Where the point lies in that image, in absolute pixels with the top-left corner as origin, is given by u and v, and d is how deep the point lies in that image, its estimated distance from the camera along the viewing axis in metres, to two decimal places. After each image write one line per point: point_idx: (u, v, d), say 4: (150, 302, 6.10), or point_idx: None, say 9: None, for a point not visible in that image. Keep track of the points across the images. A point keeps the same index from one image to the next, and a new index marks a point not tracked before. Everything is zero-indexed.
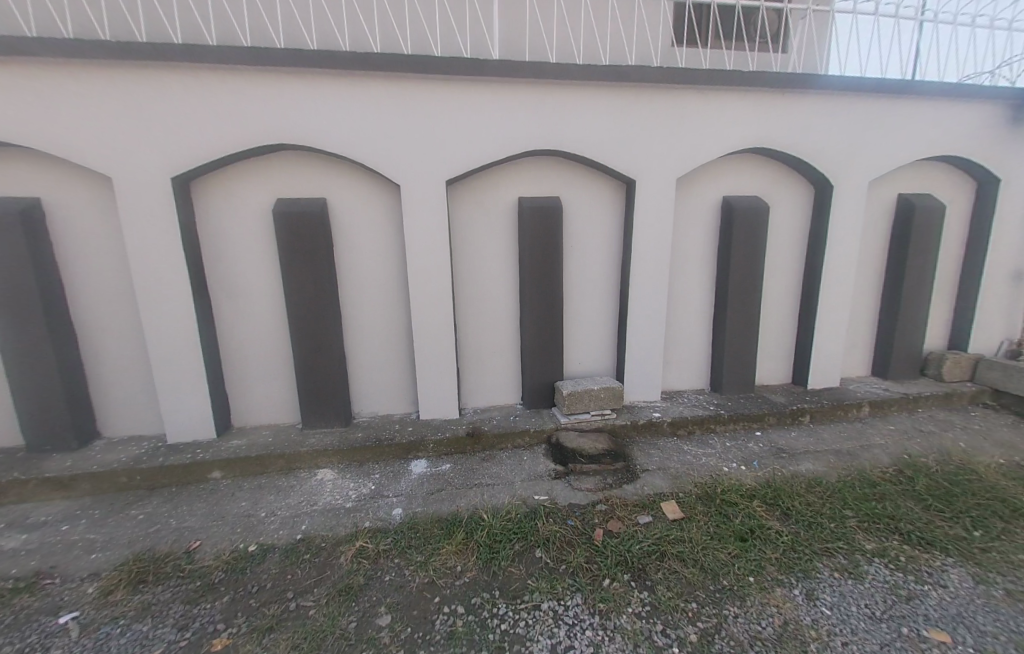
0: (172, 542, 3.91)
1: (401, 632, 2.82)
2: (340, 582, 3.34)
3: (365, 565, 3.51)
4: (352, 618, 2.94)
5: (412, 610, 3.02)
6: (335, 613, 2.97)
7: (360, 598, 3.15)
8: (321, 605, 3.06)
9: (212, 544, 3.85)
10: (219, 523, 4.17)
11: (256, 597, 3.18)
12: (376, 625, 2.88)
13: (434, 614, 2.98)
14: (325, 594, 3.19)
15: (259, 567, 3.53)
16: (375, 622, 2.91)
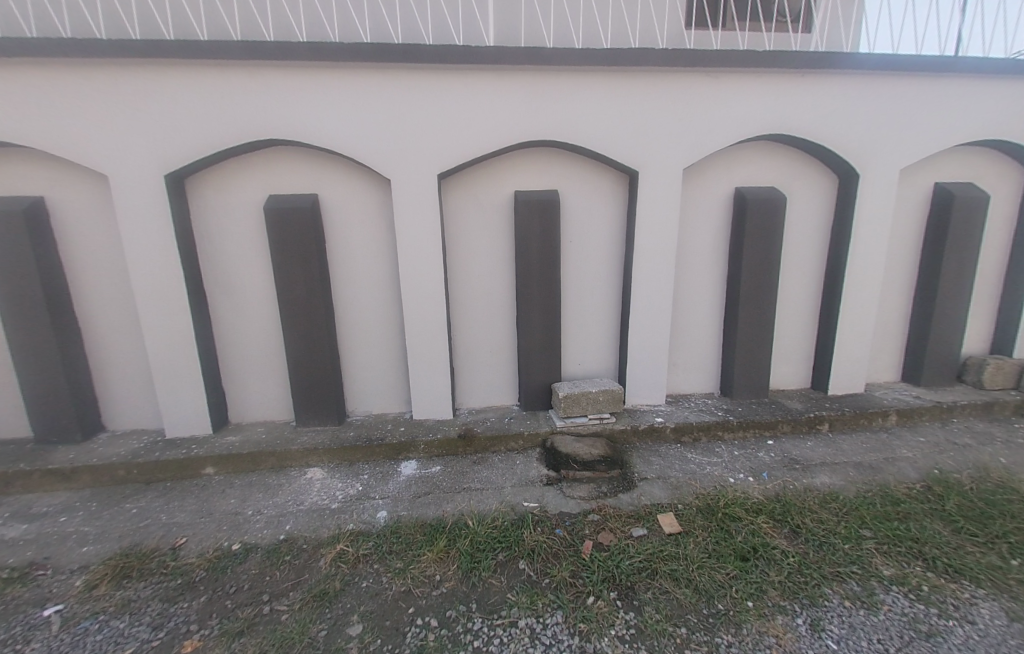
0: (161, 536, 2.22)
1: (622, 626, 1.52)
2: (469, 561, 1.92)
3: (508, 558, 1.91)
4: (522, 612, 1.63)
5: (626, 599, 1.65)
6: (489, 602, 1.68)
7: (524, 567, 1.86)
8: (455, 592, 1.75)
9: (213, 540, 2.17)
10: (208, 519, 2.33)
11: (347, 587, 1.81)
12: (564, 625, 1.54)
13: (674, 602, 1.61)
14: (453, 577, 1.83)
15: (316, 567, 1.95)
16: (559, 616, 1.59)
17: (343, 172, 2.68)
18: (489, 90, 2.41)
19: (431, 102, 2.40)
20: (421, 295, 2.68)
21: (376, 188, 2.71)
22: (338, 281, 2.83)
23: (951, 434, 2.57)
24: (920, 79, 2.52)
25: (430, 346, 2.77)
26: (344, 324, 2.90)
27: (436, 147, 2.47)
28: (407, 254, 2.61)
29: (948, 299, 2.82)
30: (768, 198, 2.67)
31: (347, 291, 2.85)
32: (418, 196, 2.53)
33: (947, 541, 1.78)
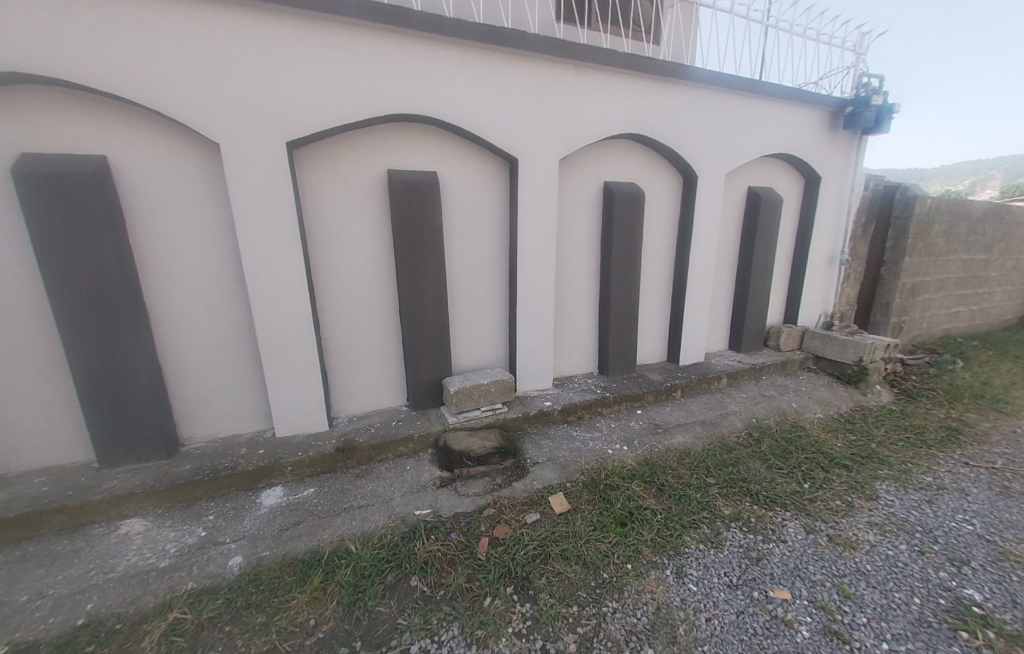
0: None
1: (524, 616, 1.52)
2: (357, 583, 1.70)
3: (399, 574, 1.75)
4: (416, 624, 1.51)
5: (526, 585, 1.65)
6: (380, 628, 1.51)
7: (419, 580, 1.72)
8: (339, 628, 1.52)
9: None
10: None
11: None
12: (465, 626, 1.49)
13: (569, 574, 1.68)
14: (338, 610, 1.59)
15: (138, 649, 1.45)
16: (456, 621, 1.52)
17: (148, 127, 2.01)
18: (349, 48, 2.07)
19: (272, 50, 1.96)
20: (277, 288, 2.22)
21: (203, 154, 2.12)
22: (151, 274, 2.15)
23: (762, 389, 3.25)
24: (736, 99, 3.04)
25: (293, 350, 2.33)
26: (165, 331, 2.25)
27: (285, 107, 2.03)
28: (255, 236, 2.12)
29: (758, 282, 3.54)
30: (631, 193, 2.93)
31: (168, 287, 2.20)
32: (263, 164, 2.06)
33: (762, 475, 2.24)
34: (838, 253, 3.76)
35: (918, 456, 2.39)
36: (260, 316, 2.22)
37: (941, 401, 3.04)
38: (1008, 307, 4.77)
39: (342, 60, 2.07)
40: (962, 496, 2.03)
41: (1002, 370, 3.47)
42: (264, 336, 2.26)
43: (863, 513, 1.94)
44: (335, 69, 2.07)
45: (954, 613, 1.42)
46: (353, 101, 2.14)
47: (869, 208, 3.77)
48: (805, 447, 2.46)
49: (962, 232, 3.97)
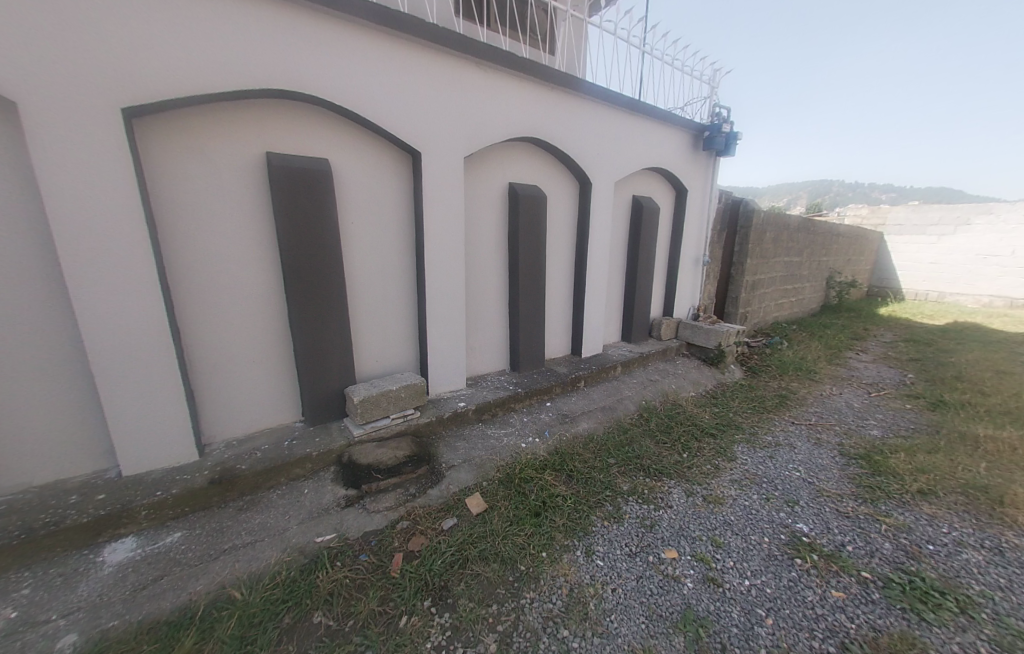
0: None
1: (443, 628, 1.47)
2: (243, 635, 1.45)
3: (297, 613, 1.54)
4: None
5: (444, 595, 1.60)
6: None
7: (321, 616, 1.53)
8: None
9: None
10: None
11: None
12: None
13: (488, 574, 1.69)
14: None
15: None
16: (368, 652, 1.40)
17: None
18: (208, 2, 1.74)
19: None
20: (110, 292, 1.75)
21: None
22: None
23: (650, 374, 3.69)
24: (621, 115, 3.38)
25: (146, 366, 1.88)
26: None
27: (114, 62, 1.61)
28: (75, 222, 1.64)
29: (643, 280, 4.01)
30: (534, 195, 3.04)
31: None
32: (84, 129, 1.60)
33: (653, 451, 2.55)
34: (702, 257, 4.42)
35: (761, 420, 2.98)
36: (88, 326, 1.73)
37: (773, 374, 3.85)
38: (812, 297, 6.25)
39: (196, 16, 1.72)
40: (790, 448, 2.60)
41: (809, 346, 4.53)
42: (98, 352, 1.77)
43: (727, 472, 2.35)
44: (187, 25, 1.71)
45: (788, 543, 1.80)
46: (216, 67, 1.80)
47: (722, 218, 4.55)
48: (683, 422, 2.89)
49: (783, 240, 5.06)
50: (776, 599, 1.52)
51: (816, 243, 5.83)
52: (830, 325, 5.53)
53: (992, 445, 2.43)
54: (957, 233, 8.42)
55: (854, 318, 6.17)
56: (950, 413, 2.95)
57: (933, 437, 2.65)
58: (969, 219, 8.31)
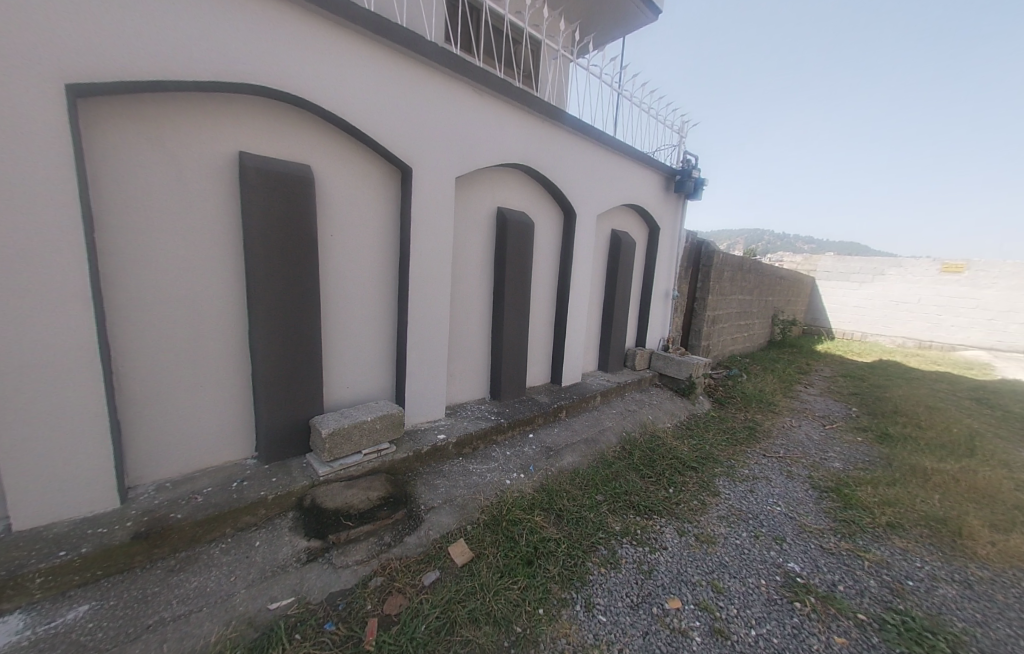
0: None
1: None
2: None
3: None
4: None
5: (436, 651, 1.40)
6: None
7: None
8: None
9: None
10: None
11: None
12: None
13: (482, 633, 1.48)
14: None
15: None
16: None
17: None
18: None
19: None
20: (65, 313, 1.46)
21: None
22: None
23: (628, 403, 3.69)
24: (605, 149, 3.43)
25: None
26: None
27: (15, 19, 1.27)
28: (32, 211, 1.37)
29: (623, 310, 4.05)
30: (521, 221, 2.95)
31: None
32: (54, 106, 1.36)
33: (640, 486, 2.49)
34: (670, 290, 4.58)
35: (736, 452, 3.07)
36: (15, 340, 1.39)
37: (740, 406, 4.01)
38: (761, 333, 6.80)
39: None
40: (766, 482, 2.68)
41: (765, 379, 4.85)
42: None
43: (714, 509, 2.34)
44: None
45: (785, 584, 1.79)
46: (157, 39, 1.50)
47: (687, 255, 4.81)
48: (665, 455, 2.87)
49: (738, 280, 5.50)
50: (784, 649, 1.48)
51: (764, 284, 6.42)
52: (777, 359, 6.02)
53: (937, 475, 2.68)
54: (872, 280, 9.73)
55: (795, 352, 6.82)
56: (893, 444, 3.25)
57: (885, 468, 2.87)
58: (879, 270, 9.69)
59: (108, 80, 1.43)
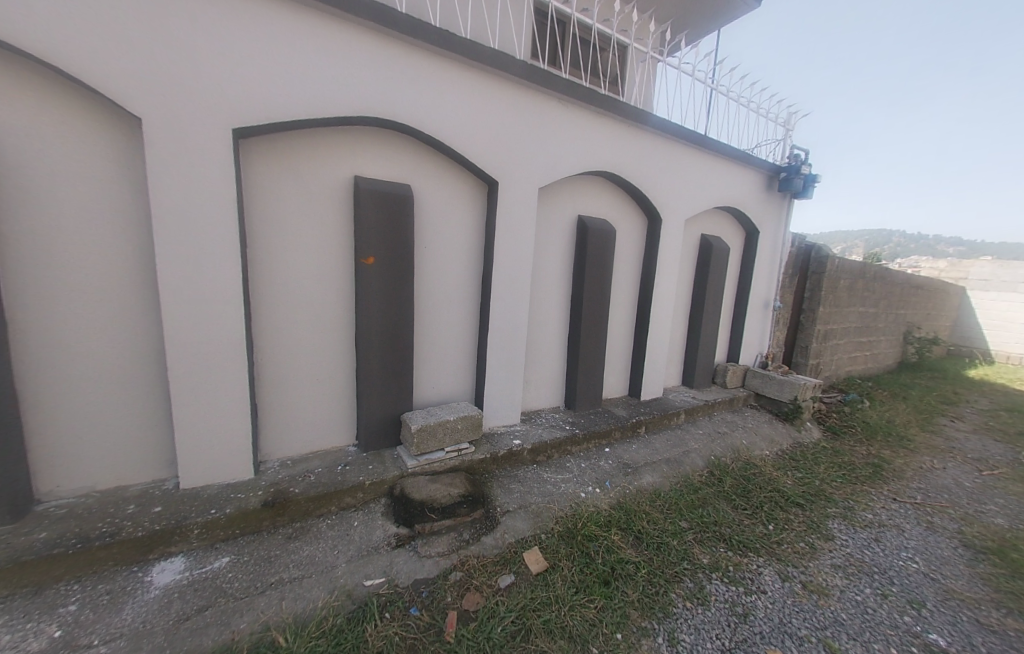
0: None
1: None
2: None
3: None
4: None
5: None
6: None
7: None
8: None
9: None
10: None
11: None
12: None
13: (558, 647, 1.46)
14: None
15: None
16: None
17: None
18: (340, 41, 1.83)
19: (179, 8, 1.54)
20: (226, 314, 1.81)
21: (98, 111, 1.59)
22: (13, 248, 1.54)
23: (717, 424, 3.37)
24: (696, 149, 3.21)
25: (155, 385, 1.86)
26: (17, 328, 1.58)
27: (205, 83, 1.62)
28: (209, 233, 1.72)
29: (712, 321, 3.72)
30: (603, 229, 2.90)
31: (25, 271, 1.57)
32: (226, 148, 1.69)
33: (731, 517, 2.25)
34: (771, 300, 4.15)
35: (855, 492, 2.61)
36: (193, 335, 1.76)
37: (860, 438, 3.42)
38: (888, 353, 5.72)
39: (286, 34, 1.73)
40: (897, 532, 2.23)
41: (894, 408, 4.06)
42: (133, 362, 1.80)
43: (825, 555, 2.02)
44: (278, 44, 1.72)
45: None
46: (299, 86, 1.79)
47: (792, 261, 4.27)
48: (761, 486, 2.56)
49: (857, 289, 4.71)
50: None
51: (894, 295, 5.41)
52: (910, 385, 5.01)
53: None
54: None
55: (937, 378, 5.60)
56: None
57: None
58: None
59: (263, 124, 1.75)
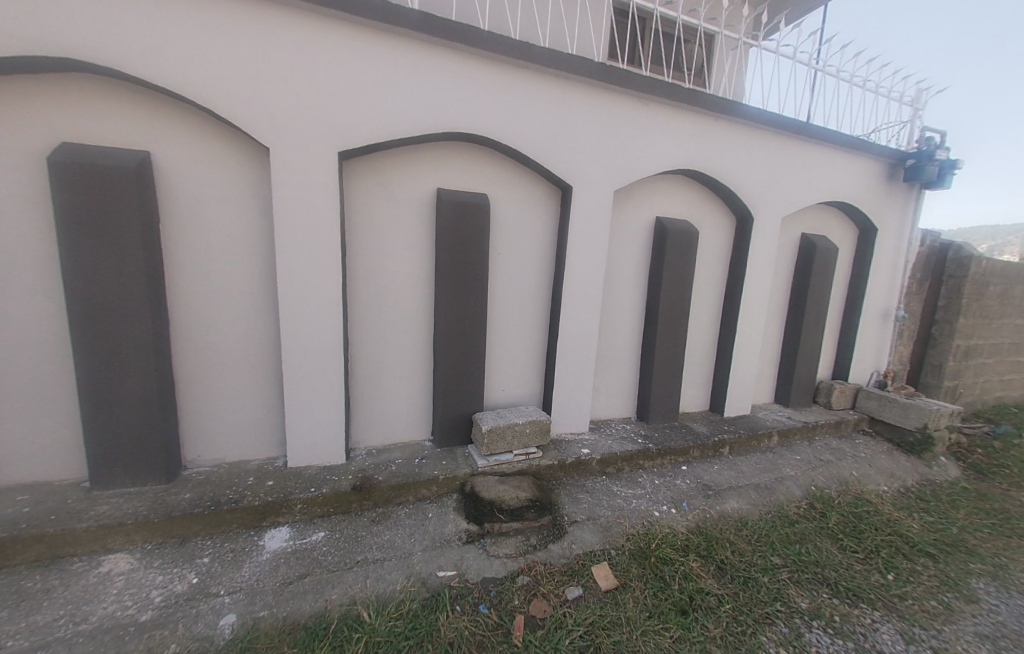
0: None
1: None
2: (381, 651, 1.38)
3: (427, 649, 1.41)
4: None
5: None
6: None
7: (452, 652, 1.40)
8: None
9: None
10: None
11: None
12: None
13: None
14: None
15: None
16: None
17: (165, 112, 1.79)
18: (428, 64, 1.97)
19: (299, 50, 1.78)
20: (328, 316, 2.05)
21: (241, 146, 1.91)
22: (178, 261, 1.92)
23: (818, 452, 2.95)
24: (797, 138, 2.86)
25: (270, 375, 2.16)
26: (179, 326, 1.97)
27: (318, 114, 1.85)
28: (317, 245, 1.96)
29: (813, 332, 3.28)
30: (684, 231, 2.72)
31: (185, 279, 1.94)
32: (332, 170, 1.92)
33: (837, 560, 1.95)
34: (894, 309, 3.55)
35: (1015, 549, 2.09)
36: (301, 333, 2.01)
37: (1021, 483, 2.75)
38: None
39: (382, 63, 1.90)
40: None
41: None
42: (260, 355, 2.12)
43: (970, 623, 1.64)
44: (375, 72, 1.90)
45: None
46: (392, 109, 1.96)
47: (922, 264, 3.59)
48: (878, 527, 2.18)
49: (1017, 297, 3.81)
50: None
51: None
52: None
53: None
54: None
55: None
56: None
57: None
58: None
59: (362, 145, 1.94)
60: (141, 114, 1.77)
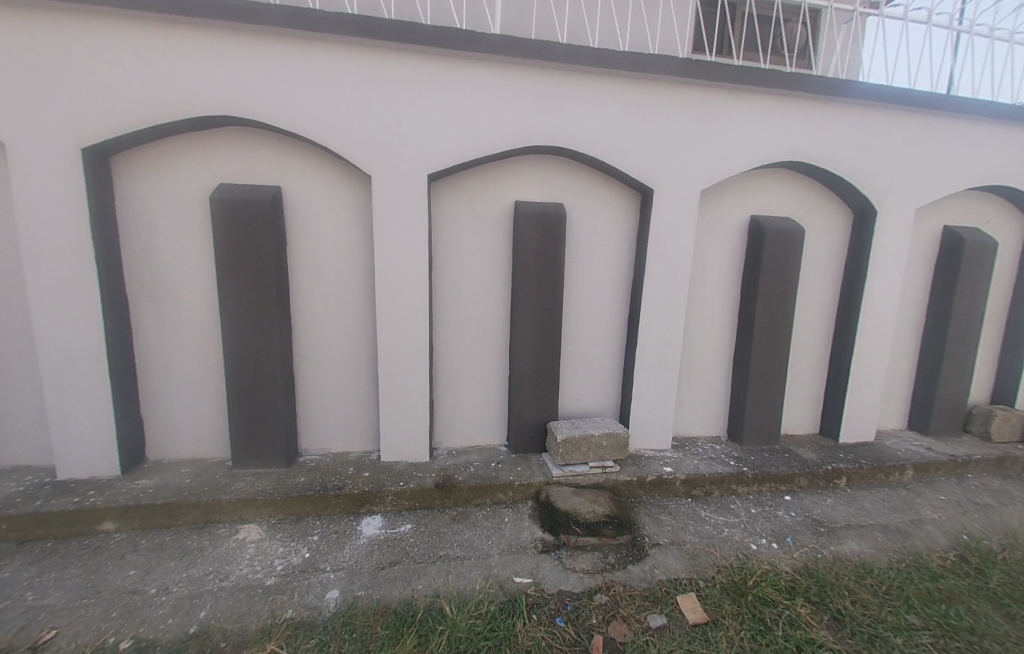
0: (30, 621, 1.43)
1: None
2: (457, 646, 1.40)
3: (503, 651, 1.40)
4: None
5: None
6: None
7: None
8: None
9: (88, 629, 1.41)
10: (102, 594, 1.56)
11: None
12: None
13: None
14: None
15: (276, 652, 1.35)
16: None
17: (295, 153, 2.14)
18: (509, 83, 2.06)
19: (396, 86, 1.98)
20: (416, 324, 2.22)
21: (350, 177, 2.19)
22: (300, 277, 2.25)
23: (971, 494, 2.40)
24: (935, 114, 2.40)
25: (367, 376, 2.41)
26: (298, 331, 2.30)
27: (413, 141, 2.04)
28: (409, 259, 2.15)
29: (962, 347, 2.69)
30: (785, 231, 2.44)
31: (305, 292, 2.27)
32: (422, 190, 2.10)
33: (1011, 632, 1.53)
34: None
35: None
36: (394, 340, 2.22)
37: None
38: None
39: (468, 88, 2.03)
40: None
41: None
42: (361, 358, 2.39)
43: None
44: (461, 97, 2.03)
45: None
46: (476, 130, 2.08)
47: None
48: None
49: None
50: None
51: None
52: None
53: None
54: None
55: None
56: None
57: None
58: None
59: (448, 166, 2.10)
60: (280, 156, 2.13)
